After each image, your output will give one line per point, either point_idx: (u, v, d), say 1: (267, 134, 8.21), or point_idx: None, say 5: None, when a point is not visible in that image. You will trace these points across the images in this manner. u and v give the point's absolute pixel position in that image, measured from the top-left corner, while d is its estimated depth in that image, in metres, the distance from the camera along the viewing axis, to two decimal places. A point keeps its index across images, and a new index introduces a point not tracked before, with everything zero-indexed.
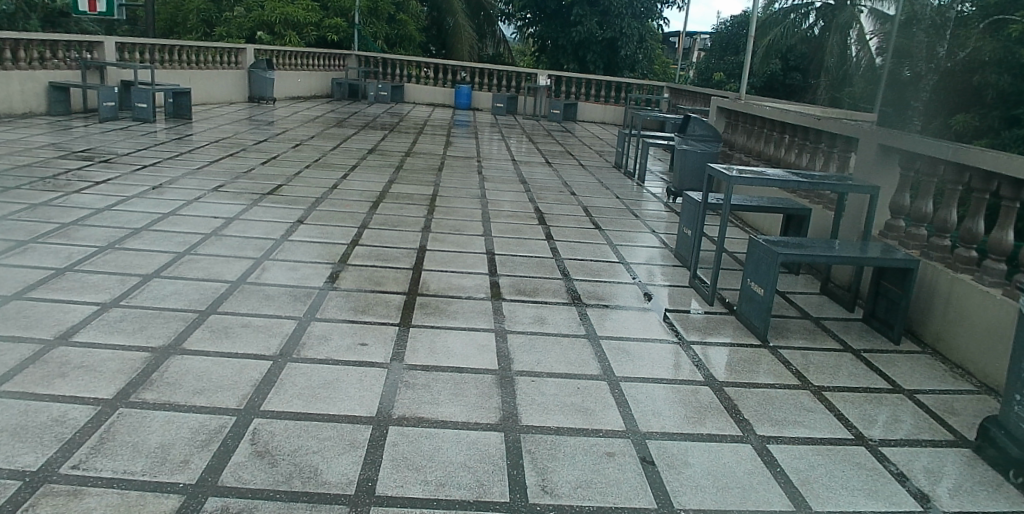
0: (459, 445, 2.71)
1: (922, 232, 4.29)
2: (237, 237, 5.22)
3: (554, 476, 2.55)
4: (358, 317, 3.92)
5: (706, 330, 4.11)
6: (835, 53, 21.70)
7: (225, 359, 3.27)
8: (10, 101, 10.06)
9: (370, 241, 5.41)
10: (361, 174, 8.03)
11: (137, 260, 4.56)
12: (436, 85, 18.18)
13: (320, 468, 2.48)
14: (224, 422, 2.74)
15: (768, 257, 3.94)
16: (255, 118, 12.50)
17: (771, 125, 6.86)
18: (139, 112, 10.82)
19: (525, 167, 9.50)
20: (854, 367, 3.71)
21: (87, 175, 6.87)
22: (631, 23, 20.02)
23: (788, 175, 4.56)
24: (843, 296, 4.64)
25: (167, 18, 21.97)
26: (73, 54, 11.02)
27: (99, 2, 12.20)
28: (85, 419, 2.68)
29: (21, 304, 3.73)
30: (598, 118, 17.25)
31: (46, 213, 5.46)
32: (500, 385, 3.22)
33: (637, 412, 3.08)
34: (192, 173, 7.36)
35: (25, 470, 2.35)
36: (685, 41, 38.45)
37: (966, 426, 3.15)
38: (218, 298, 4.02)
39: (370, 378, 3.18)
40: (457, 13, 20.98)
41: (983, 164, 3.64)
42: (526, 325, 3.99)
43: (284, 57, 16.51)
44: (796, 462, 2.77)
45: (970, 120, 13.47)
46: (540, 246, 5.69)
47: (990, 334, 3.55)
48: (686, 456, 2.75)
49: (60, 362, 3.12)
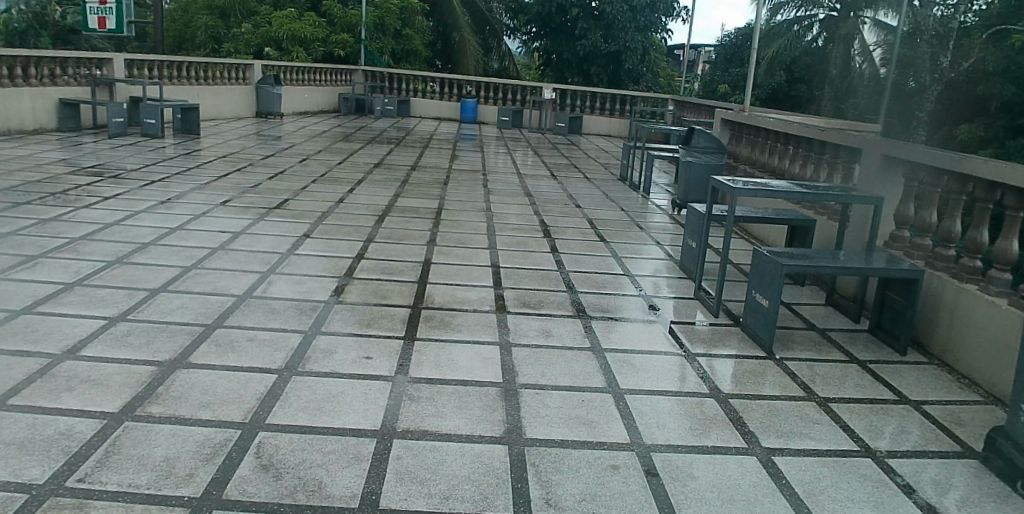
0: (464, 459, 2.70)
1: (927, 242, 4.30)
2: (243, 251, 5.25)
3: (558, 489, 2.54)
4: (363, 330, 3.93)
5: (710, 342, 4.10)
6: (839, 64, 21.70)
7: (231, 373, 3.28)
8: (21, 119, 10.17)
9: (376, 255, 5.44)
10: (367, 188, 8.08)
11: (144, 274, 4.59)
12: (441, 99, 18.37)
13: (324, 482, 2.49)
14: (229, 436, 2.75)
15: (773, 268, 3.92)
16: (262, 133, 12.60)
17: (773, 137, 6.89)
18: (148, 128, 10.89)
19: (530, 180, 9.53)
20: (860, 378, 3.70)
21: (96, 191, 6.93)
22: (635, 37, 20.15)
23: (793, 186, 4.54)
24: (849, 306, 4.63)
25: (177, 35, 22.35)
26: (83, 71, 11.15)
27: (108, 19, 12.29)
28: (92, 432, 2.70)
29: (30, 319, 3.76)
30: (603, 131, 17.29)
31: (56, 228, 5.52)
32: (505, 398, 3.23)
33: (642, 424, 3.08)
34: (199, 188, 7.41)
35: (32, 483, 2.36)
36: (690, 54, 39.47)
37: (975, 438, 3.13)
38: (224, 312, 4.04)
39: (375, 392, 3.20)
40: (463, 27, 21.11)
41: (986, 173, 3.62)
42: (532, 338, 3.99)
43: (292, 72, 16.67)
44: (803, 475, 2.75)
45: (975, 131, 13.30)
46: (546, 259, 5.70)
47: (998, 346, 3.52)
48: (690, 469, 2.74)
49: (67, 377, 3.14)
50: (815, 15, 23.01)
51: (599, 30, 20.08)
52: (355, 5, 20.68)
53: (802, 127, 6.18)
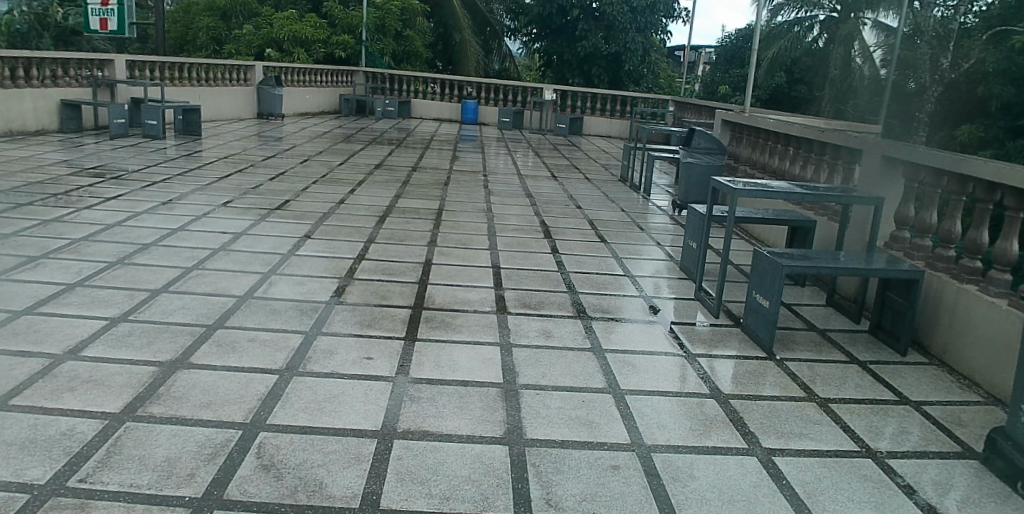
0: (464, 460, 2.70)
1: (927, 242, 4.30)
2: (244, 252, 5.26)
3: (558, 489, 2.55)
4: (364, 331, 3.94)
5: (711, 343, 4.11)
6: (839, 65, 21.72)
7: (233, 373, 3.29)
8: (23, 120, 10.19)
9: (376, 256, 5.44)
10: (369, 189, 8.09)
11: (146, 275, 4.60)
12: (441, 100, 18.39)
13: (325, 482, 2.49)
14: (230, 436, 2.75)
15: (773, 269, 3.93)
16: (263, 134, 12.62)
17: (773, 138, 6.89)
18: (149, 129, 10.90)
19: (530, 182, 9.53)
20: (860, 378, 3.70)
21: (98, 192, 6.94)
22: (636, 37, 20.15)
23: (794, 187, 4.55)
24: (849, 307, 4.63)
25: (178, 36, 22.39)
26: (84, 72, 11.17)
27: (110, 20, 12.30)
28: (93, 432, 2.71)
29: (32, 319, 3.76)
30: (603, 132, 17.29)
31: (57, 229, 5.53)
32: (505, 399, 3.23)
33: (642, 425, 3.08)
34: (201, 189, 7.42)
35: (33, 483, 2.37)
36: (690, 56, 39.54)
37: (975, 438, 3.13)
38: (225, 313, 4.05)
39: (376, 392, 3.20)
40: (463, 28, 21.12)
41: (986, 174, 3.63)
42: (532, 338, 4.00)
43: (293, 73, 16.70)
44: (804, 475, 2.76)
45: (974, 130, 13.42)
46: (546, 259, 5.71)
47: (998, 347, 3.53)
48: (691, 469, 2.74)
49: (69, 377, 3.15)
50: (815, 16, 23.05)
51: (600, 31, 20.15)
52: (356, 6, 20.70)
53: (802, 128, 6.18)
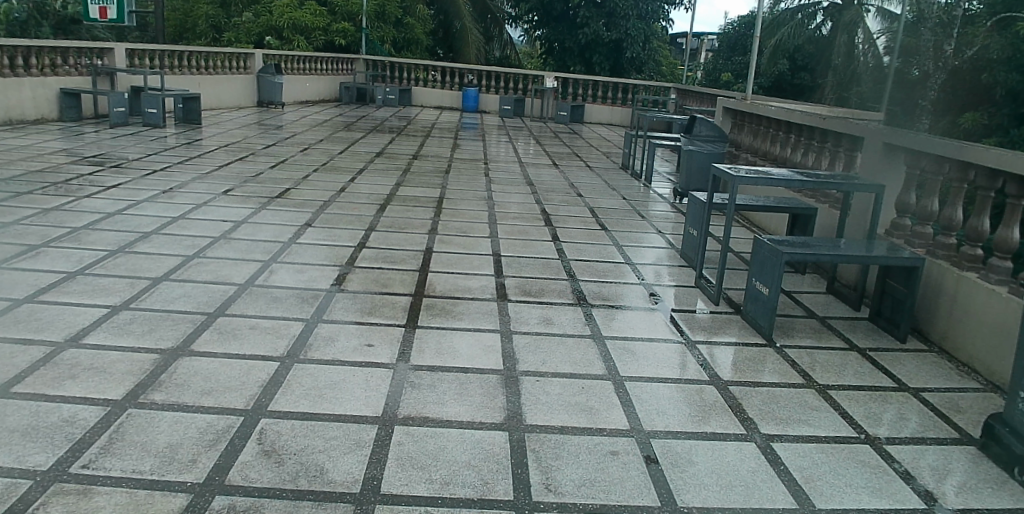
0: (463, 445, 2.72)
1: (928, 230, 4.29)
2: (245, 240, 5.26)
3: (558, 474, 2.56)
4: (365, 318, 3.95)
5: (711, 330, 4.11)
6: (842, 52, 21.62)
7: (234, 360, 3.30)
8: (22, 108, 10.16)
9: (377, 244, 5.43)
10: (369, 177, 8.08)
11: (147, 263, 4.60)
12: (443, 88, 18.35)
13: (326, 467, 2.51)
14: (232, 422, 2.77)
15: (773, 256, 3.92)
16: (263, 122, 12.59)
17: (775, 125, 6.86)
18: (149, 117, 10.88)
19: (531, 169, 9.53)
20: (860, 366, 3.71)
21: (98, 180, 6.94)
22: (636, 24, 20.05)
23: (794, 175, 4.53)
24: (849, 294, 4.64)
25: (178, 24, 22.29)
26: (84, 60, 11.14)
27: (109, 9, 12.25)
28: (95, 419, 2.72)
29: (33, 307, 3.78)
30: (604, 119, 17.24)
31: (58, 218, 5.53)
32: (505, 386, 3.24)
33: (642, 411, 3.10)
34: (201, 177, 7.42)
35: (35, 469, 2.39)
36: (692, 44, 39.27)
37: (973, 425, 3.14)
38: (226, 301, 4.05)
39: (377, 379, 3.22)
40: (463, 15, 20.94)
41: (987, 162, 3.62)
42: (533, 325, 4.01)
43: (293, 61, 16.66)
44: (802, 461, 2.77)
45: (979, 119, 13.15)
46: (547, 247, 5.71)
47: (997, 334, 3.53)
48: (690, 455, 2.76)
49: (71, 364, 3.17)
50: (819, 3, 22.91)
51: (601, 18, 20.02)
52: None
53: (804, 115, 6.15)
